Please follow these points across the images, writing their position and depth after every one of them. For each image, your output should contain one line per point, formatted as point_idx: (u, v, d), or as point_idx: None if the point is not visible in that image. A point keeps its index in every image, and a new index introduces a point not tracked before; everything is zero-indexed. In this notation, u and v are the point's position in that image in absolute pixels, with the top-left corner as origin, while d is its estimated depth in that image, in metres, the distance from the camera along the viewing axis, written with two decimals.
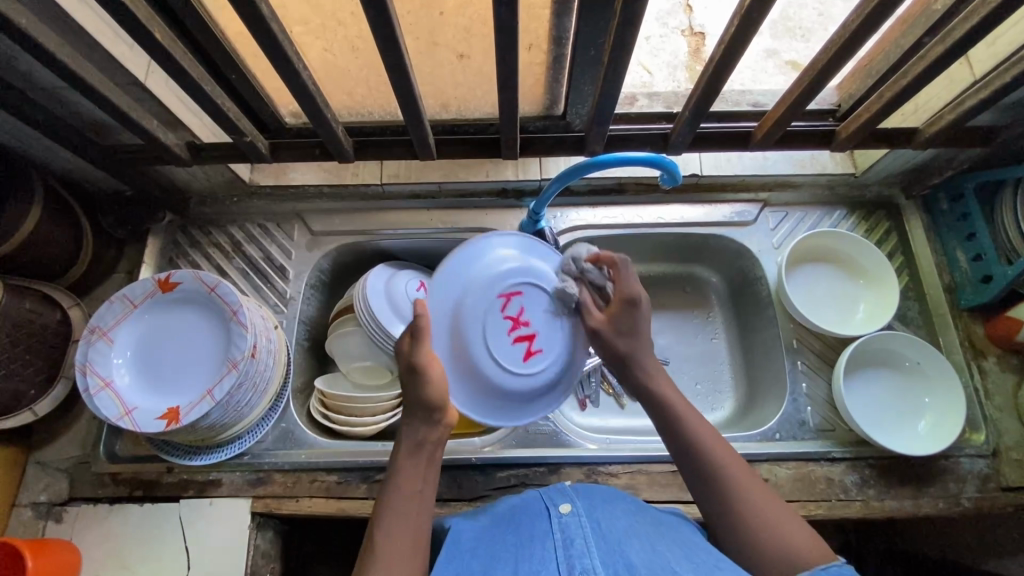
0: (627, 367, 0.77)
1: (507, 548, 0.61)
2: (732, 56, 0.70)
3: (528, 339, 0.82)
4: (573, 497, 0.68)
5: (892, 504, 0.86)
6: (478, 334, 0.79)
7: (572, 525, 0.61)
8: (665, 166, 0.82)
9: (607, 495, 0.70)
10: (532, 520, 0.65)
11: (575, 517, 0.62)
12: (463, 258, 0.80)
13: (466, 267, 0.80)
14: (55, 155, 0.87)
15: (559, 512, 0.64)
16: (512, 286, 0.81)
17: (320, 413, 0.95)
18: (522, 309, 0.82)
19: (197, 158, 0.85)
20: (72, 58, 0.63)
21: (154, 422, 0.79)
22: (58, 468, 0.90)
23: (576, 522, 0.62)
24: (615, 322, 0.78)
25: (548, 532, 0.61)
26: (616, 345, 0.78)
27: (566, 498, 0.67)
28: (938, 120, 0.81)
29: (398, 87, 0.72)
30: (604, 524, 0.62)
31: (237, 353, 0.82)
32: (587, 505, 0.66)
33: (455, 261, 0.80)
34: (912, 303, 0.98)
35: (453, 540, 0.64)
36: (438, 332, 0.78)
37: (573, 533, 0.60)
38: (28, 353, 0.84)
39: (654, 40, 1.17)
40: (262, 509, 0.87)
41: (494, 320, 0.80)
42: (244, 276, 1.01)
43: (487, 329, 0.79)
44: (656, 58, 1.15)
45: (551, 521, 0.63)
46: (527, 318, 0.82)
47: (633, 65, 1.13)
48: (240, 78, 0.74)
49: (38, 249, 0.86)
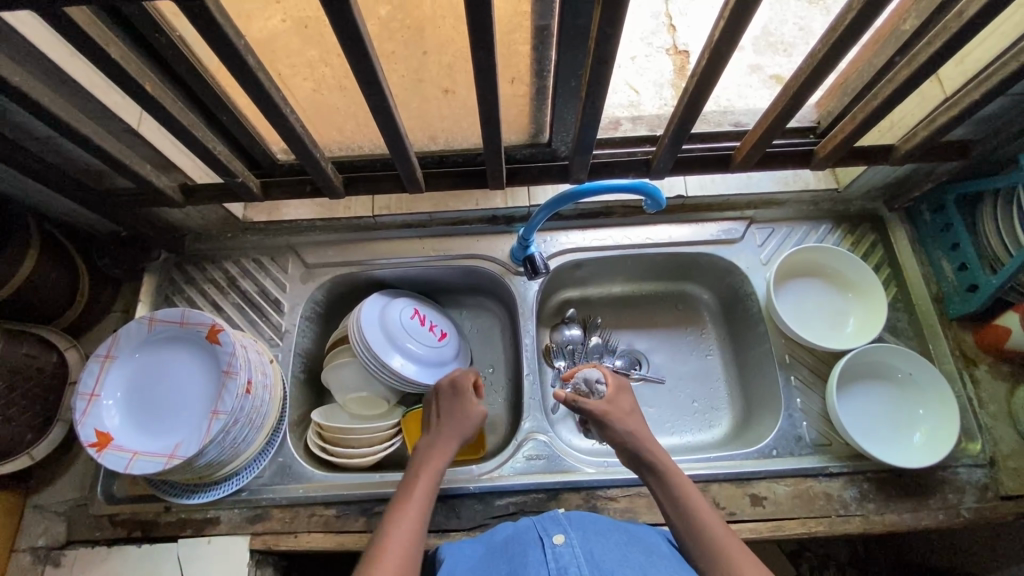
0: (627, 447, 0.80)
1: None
2: (709, 82, 0.72)
3: (435, 330, 1.03)
4: (567, 526, 0.68)
5: (893, 518, 0.86)
6: (410, 337, 0.99)
7: (566, 554, 0.62)
8: (649, 192, 0.83)
9: (601, 525, 0.71)
10: (527, 550, 0.65)
11: (569, 547, 0.63)
12: (378, 314, 0.98)
13: (377, 319, 0.97)
14: (51, 201, 0.89)
15: (552, 541, 0.65)
16: (413, 310, 1.02)
17: (318, 446, 0.95)
18: (428, 319, 1.04)
19: (190, 200, 0.87)
20: (66, 111, 0.65)
21: (166, 467, 0.77)
22: (56, 511, 0.90)
23: (569, 552, 0.62)
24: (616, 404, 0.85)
25: (542, 562, 0.62)
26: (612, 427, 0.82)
27: (560, 528, 0.67)
28: (913, 136, 0.83)
29: (383, 126, 0.73)
30: (597, 553, 0.63)
31: (223, 401, 0.81)
32: (580, 534, 0.66)
33: (368, 319, 0.97)
34: (901, 314, 0.99)
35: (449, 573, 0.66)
36: (386, 348, 0.96)
37: (566, 562, 0.61)
38: (25, 398, 0.84)
39: (640, 59, 1.20)
40: (261, 546, 0.87)
41: (416, 329, 1.00)
42: (239, 310, 1.03)
43: (411, 333, 0.99)
44: (643, 77, 1.17)
45: (545, 550, 0.64)
46: (432, 322, 1.04)
47: (621, 85, 1.16)
48: (232, 120, 0.75)
49: (34, 293, 0.87)
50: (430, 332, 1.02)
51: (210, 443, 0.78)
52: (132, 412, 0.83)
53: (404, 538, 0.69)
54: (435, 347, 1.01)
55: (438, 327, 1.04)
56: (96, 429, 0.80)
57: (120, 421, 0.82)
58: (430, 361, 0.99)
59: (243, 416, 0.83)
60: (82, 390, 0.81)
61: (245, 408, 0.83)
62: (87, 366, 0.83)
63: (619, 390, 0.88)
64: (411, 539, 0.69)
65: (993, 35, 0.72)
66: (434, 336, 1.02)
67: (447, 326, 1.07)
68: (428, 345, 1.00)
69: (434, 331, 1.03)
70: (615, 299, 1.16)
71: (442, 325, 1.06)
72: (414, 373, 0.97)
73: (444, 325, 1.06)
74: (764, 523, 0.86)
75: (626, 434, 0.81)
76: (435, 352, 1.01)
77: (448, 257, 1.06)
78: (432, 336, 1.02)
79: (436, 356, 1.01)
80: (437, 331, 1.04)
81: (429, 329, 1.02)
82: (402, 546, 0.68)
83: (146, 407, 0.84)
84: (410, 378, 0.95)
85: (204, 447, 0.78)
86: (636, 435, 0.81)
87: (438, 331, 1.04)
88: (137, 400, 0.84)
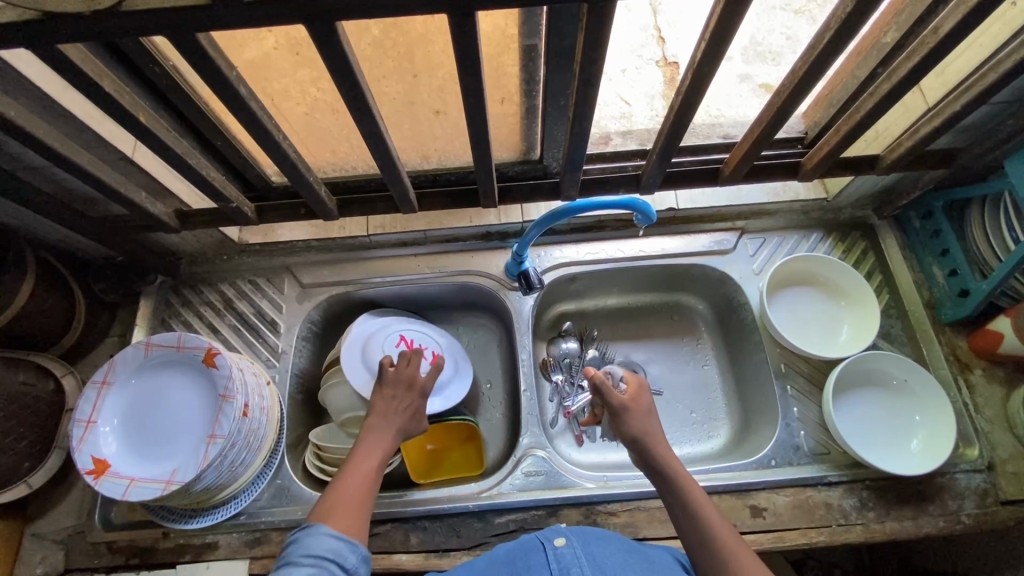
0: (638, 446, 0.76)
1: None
2: (694, 97, 0.73)
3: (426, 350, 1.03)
4: (568, 532, 0.68)
5: (893, 525, 0.86)
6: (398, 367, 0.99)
7: (567, 556, 0.63)
8: (640, 208, 0.83)
9: (603, 533, 0.70)
10: (530, 555, 0.66)
11: (571, 549, 0.64)
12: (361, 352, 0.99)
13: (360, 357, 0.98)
14: (46, 229, 0.89)
15: (553, 544, 0.65)
16: (397, 339, 1.02)
17: (316, 467, 0.95)
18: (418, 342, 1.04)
19: (185, 225, 0.87)
20: (62, 144, 0.66)
21: (163, 493, 0.77)
22: (53, 540, 0.90)
23: (571, 554, 0.63)
24: (636, 403, 0.80)
25: (545, 565, 0.62)
26: (628, 424, 0.78)
27: (561, 533, 0.68)
28: (897, 146, 0.84)
29: (376, 149, 0.74)
30: (599, 556, 0.63)
31: (220, 426, 0.81)
32: (581, 538, 0.67)
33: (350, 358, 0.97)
34: (894, 320, 1.00)
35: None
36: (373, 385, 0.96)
37: (568, 563, 0.62)
38: (22, 426, 0.84)
39: (631, 71, 1.22)
40: (261, 571, 0.86)
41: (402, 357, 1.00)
42: (236, 332, 1.03)
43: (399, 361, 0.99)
44: (633, 90, 1.19)
45: (547, 554, 0.64)
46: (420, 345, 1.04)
47: (612, 98, 1.17)
48: (226, 145, 0.76)
49: (29, 320, 0.87)
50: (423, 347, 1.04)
51: (207, 467, 0.78)
52: (129, 438, 0.83)
53: (360, 488, 0.71)
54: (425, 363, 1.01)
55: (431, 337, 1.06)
56: (93, 456, 0.80)
57: (117, 447, 0.82)
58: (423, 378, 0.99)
59: (240, 439, 0.83)
60: (79, 417, 0.81)
61: (243, 432, 0.83)
62: (84, 393, 0.83)
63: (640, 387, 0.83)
64: (366, 490, 0.72)
65: (971, 47, 0.73)
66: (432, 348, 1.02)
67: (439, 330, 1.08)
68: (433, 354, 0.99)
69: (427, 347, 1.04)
70: (610, 311, 1.16)
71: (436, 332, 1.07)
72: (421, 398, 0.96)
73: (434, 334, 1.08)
74: (766, 535, 0.85)
75: (640, 432, 0.77)
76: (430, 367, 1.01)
77: (442, 273, 1.07)
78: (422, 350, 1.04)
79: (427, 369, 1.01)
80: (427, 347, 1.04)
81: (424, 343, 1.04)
82: (357, 497, 0.70)
83: (142, 434, 0.84)
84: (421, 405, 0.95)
85: (201, 472, 0.78)
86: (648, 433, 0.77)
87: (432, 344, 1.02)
88: (134, 425, 0.84)
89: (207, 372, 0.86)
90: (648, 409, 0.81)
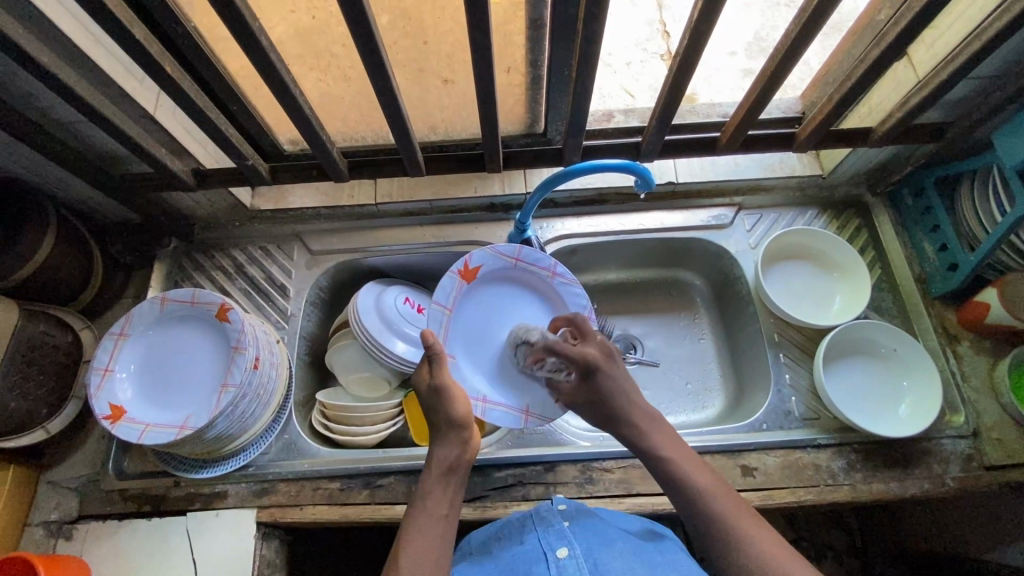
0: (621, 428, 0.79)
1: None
2: (690, 64, 0.76)
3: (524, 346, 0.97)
4: (570, 538, 0.73)
5: (879, 486, 0.89)
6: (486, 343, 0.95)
7: (569, 567, 0.68)
8: (639, 172, 0.86)
9: (603, 530, 0.75)
10: (532, 566, 0.70)
11: (572, 559, 0.69)
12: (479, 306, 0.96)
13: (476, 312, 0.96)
14: (68, 187, 0.93)
15: (556, 556, 0.70)
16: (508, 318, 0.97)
17: (321, 424, 0.98)
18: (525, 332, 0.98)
19: (202, 184, 0.91)
20: (90, 94, 0.70)
21: (178, 437, 0.80)
22: (68, 487, 0.93)
23: (573, 564, 0.68)
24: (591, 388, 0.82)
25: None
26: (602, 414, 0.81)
27: (563, 540, 0.72)
28: (889, 118, 0.87)
29: (388, 109, 0.78)
30: (600, 564, 0.68)
31: (233, 375, 0.85)
32: (584, 544, 0.71)
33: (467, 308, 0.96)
34: (885, 294, 1.02)
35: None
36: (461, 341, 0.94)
37: None
38: (42, 373, 0.88)
39: (635, 64, 1.24)
40: (267, 519, 0.89)
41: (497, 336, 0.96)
42: (246, 295, 1.06)
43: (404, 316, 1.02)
44: (638, 82, 1.22)
45: (549, 564, 0.69)
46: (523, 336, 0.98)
47: (617, 90, 1.20)
48: (242, 109, 0.80)
49: (51, 275, 0.91)
50: (521, 302, 0.99)
51: (220, 414, 0.82)
52: (144, 386, 0.86)
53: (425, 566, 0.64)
54: (468, 301, 0.96)
55: (531, 266, 0.98)
56: (109, 402, 0.83)
57: (132, 395, 0.85)
58: (471, 328, 0.96)
59: (251, 390, 0.86)
60: (96, 365, 0.84)
61: (253, 383, 0.86)
62: (102, 342, 0.87)
63: (581, 362, 0.82)
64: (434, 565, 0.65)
65: (957, 19, 0.77)
66: (506, 251, 0.96)
67: (555, 268, 0.98)
68: (480, 260, 0.95)
69: (513, 289, 0.99)
70: (611, 286, 1.19)
71: (543, 268, 0.98)
72: (490, 386, 0.94)
73: (568, 286, 0.98)
74: (756, 493, 0.88)
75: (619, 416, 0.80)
76: (500, 318, 0.97)
77: (447, 243, 1.10)
78: (529, 310, 0.99)
79: (447, 317, 0.93)
80: (513, 274, 0.99)
81: (528, 279, 0.99)
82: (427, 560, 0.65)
83: (156, 383, 0.87)
84: (480, 392, 0.91)
85: (213, 418, 0.81)
86: (632, 412, 0.79)
87: (513, 252, 0.96)
88: (149, 375, 0.87)
89: (218, 328, 0.89)
90: (613, 370, 0.83)
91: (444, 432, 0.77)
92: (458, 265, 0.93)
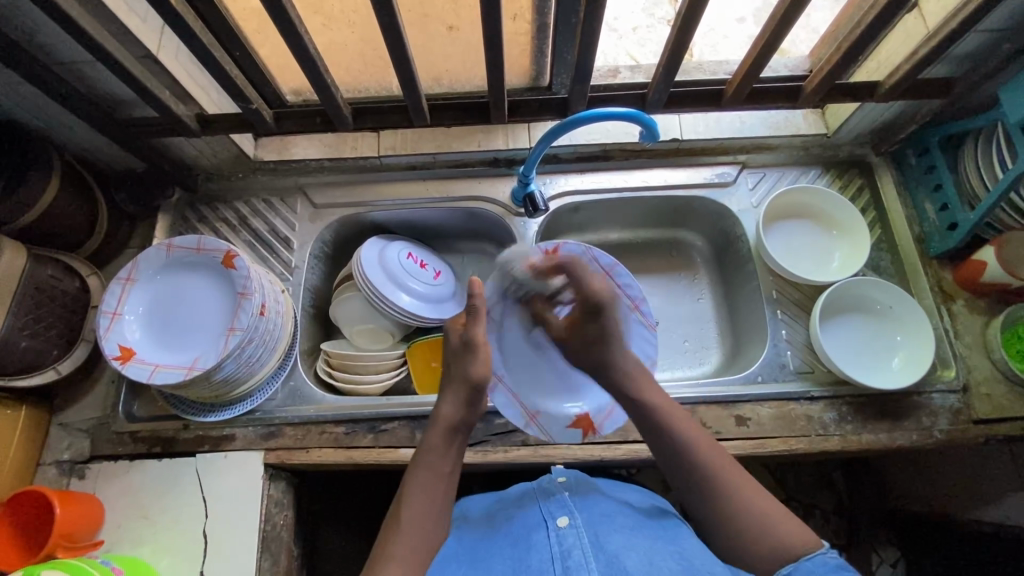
0: (605, 372, 0.81)
1: (505, 561, 0.68)
2: (698, 9, 0.75)
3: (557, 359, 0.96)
4: (572, 508, 0.74)
5: (869, 437, 0.91)
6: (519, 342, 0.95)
7: (570, 536, 0.68)
8: (644, 122, 0.86)
9: (604, 504, 0.76)
10: (533, 533, 0.71)
11: (572, 529, 0.69)
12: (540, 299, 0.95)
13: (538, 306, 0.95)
14: (70, 131, 0.93)
15: (556, 525, 0.71)
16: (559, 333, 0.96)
17: (326, 372, 1.01)
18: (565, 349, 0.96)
19: (206, 130, 0.91)
20: (94, 29, 0.70)
21: (186, 378, 0.82)
22: (79, 429, 0.96)
23: (573, 533, 0.69)
24: (579, 337, 0.84)
25: (547, 544, 0.68)
26: (583, 354, 0.84)
27: (564, 511, 0.73)
28: (896, 72, 0.86)
29: (394, 53, 0.77)
30: (601, 534, 0.68)
31: (238, 321, 0.86)
32: (586, 516, 0.72)
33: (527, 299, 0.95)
34: (885, 254, 1.03)
35: (454, 549, 0.74)
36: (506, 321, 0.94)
37: (570, 545, 0.67)
38: (52, 316, 0.89)
39: (641, 30, 1.17)
40: (274, 461, 0.92)
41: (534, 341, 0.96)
42: (250, 247, 1.06)
43: (405, 270, 1.03)
44: (644, 48, 1.15)
45: (549, 533, 0.70)
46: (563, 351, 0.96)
47: (620, 56, 1.14)
48: (244, 54, 0.79)
49: (57, 220, 0.91)
50: None
51: (227, 356, 0.83)
52: (153, 328, 0.88)
53: (421, 519, 0.68)
54: None
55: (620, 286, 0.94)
56: (119, 344, 0.85)
57: (141, 336, 0.87)
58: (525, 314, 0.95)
59: (258, 335, 0.87)
60: (105, 308, 0.86)
61: (259, 329, 0.87)
62: (109, 286, 0.88)
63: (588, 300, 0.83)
64: (430, 522, 0.68)
65: None
66: (602, 259, 0.92)
67: (641, 301, 0.94)
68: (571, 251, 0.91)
69: None
70: (612, 245, 1.20)
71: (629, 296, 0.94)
72: (512, 374, 0.94)
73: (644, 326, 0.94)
74: (750, 440, 0.91)
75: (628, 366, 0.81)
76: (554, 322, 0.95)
77: (450, 198, 1.10)
78: None
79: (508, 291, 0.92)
80: None
81: None
82: (423, 515, 0.68)
83: (164, 326, 0.89)
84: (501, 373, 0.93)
85: (221, 360, 0.83)
86: (629, 375, 0.80)
87: (607, 263, 0.92)
88: (157, 318, 0.89)
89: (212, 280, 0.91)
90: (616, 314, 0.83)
91: (454, 388, 0.78)
92: (549, 246, 0.90)
